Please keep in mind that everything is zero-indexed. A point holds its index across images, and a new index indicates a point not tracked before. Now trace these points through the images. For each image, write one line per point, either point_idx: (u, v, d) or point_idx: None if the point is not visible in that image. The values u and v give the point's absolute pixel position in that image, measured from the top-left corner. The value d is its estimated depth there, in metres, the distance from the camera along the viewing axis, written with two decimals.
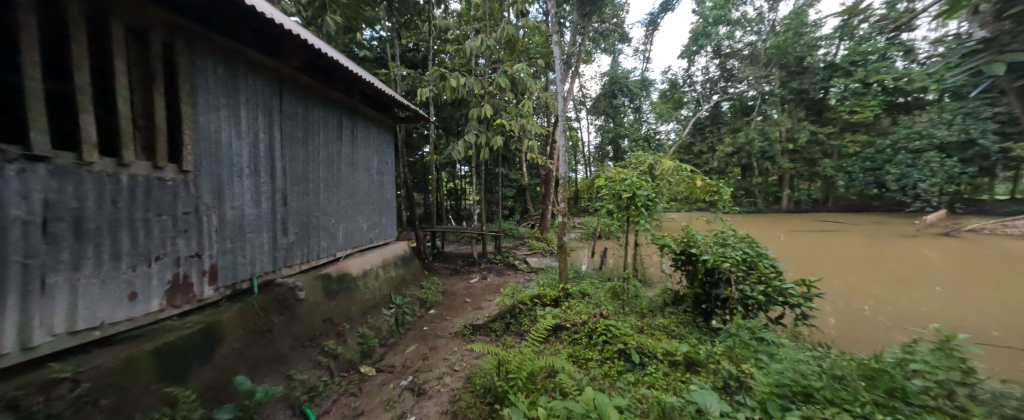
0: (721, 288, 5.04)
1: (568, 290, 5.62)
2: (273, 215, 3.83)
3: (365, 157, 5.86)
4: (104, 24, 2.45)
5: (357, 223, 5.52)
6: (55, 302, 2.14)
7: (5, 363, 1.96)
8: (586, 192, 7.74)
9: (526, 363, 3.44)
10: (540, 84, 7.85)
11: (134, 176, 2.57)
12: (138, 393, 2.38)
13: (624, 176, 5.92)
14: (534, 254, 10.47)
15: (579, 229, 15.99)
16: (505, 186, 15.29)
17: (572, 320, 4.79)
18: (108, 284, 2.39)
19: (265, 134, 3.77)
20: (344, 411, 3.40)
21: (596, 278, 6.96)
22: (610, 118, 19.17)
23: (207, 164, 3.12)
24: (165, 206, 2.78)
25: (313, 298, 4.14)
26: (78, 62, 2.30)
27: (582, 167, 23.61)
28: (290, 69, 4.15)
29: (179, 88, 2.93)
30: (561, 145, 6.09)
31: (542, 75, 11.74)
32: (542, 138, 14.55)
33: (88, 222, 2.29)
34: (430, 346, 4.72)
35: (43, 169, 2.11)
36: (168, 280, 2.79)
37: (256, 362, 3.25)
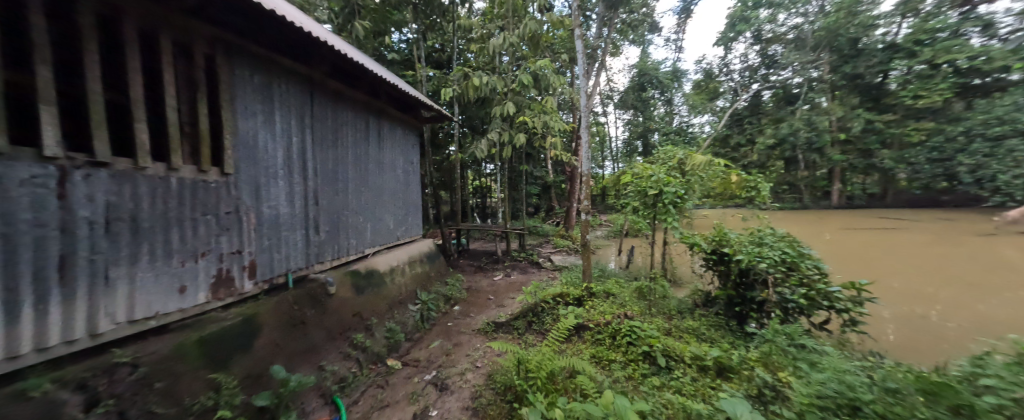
0: (756, 290, 4.78)
1: (592, 289, 5.56)
2: (306, 214, 4.05)
3: (392, 157, 6.04)
4: (154, 40, 2.68)
5: (384, 221, 5.71)
6: (117, 293, 2.38)
7: (77, 348, 2.20)
8: (612, 189, 7.57)
9: (547, 362, 3.44)
10: (564, 80, 7.70)
11: (182, 179, 2.81)
12: (189, 378, 2.63)
13: (651, 172, 5.75)
14: (559, 251, 10.38)
15: (605, 226, 15.67)
16: (530, 183, 15.26)
17: (595, 320, 4.73)
18: (161, 277, 2.64)
19: (299, 138, 3.97)
20: (371, 402, 3.58)
21: (622, 277, 6.82)
22: (639, 112, 18.52)
23: (245, 167, 3.34)
24: (209, 207, 3.01)
25: (343, 293, 4.35)
26: (132, 75, 2.52)
27: (610, 162, 23.08)
28: (321, 74, 4.32)
29: (220, 96, 3.15)
30: (586, 141, 5.93)
31: (568, 70, 11.54)
32: (568, 134, 14.35)
33: (143, 222, 2.53)
34: (453, 342, 4.84)
35: (105, 173, 2.34)
36: (213, 274, 3.03)
37: (292, 352, 3.46)
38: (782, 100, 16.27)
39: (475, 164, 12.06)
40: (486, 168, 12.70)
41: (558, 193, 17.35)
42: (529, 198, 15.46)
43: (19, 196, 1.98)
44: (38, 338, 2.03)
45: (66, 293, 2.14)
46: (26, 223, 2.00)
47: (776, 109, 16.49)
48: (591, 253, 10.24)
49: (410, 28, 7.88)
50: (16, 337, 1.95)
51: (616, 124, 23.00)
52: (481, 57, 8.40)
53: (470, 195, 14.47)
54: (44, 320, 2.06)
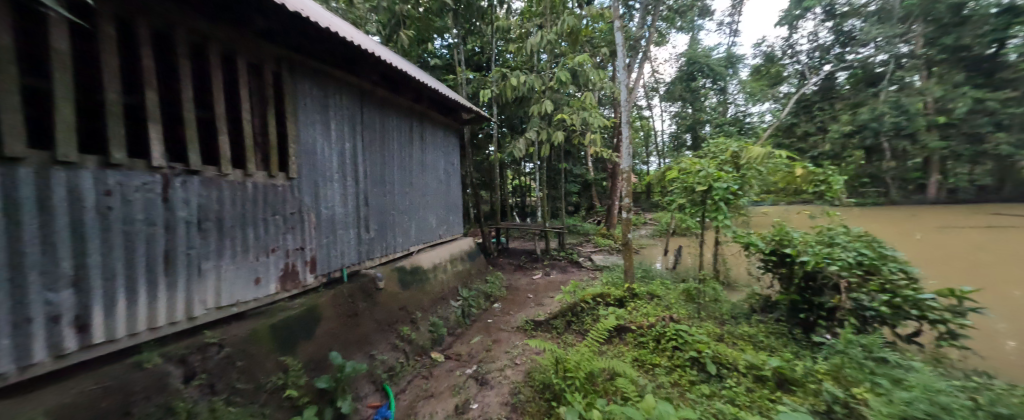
0: (826, 295, 4.32)
1: (634, 290, 5.41)
2: (358, 214, 4.37)
3: (434, 159, 6.30)
4: (232, 62, 3.06)
5: (427, 220, 5.97)
6: (207, 283, 2.77)
7: (177, 329, 2.60)
8: (656, 186, 7.23)
9: (586, 362, 3.44)
10: (604, 75, 7.49)
11: (256, 183, 3.18)
12: (263, 359, 2.99)
13: (699, 168, 5.42)
14: (600, 251, 10.16)
15: (650, 225, 15.01)
16: (570, 181, 15.06)
17: (637, 322, 4.59)
18: (241, 270, 3.03)
19: (351, 144, 4.30)
20: (417, 392, 3.82)
21: (667, 279, 6.52)
22: (688, 103, 17.37)
23: (306, 172, 3.68)
24: (278, 208, 3.37)
25: (391, 287, 4.64)
26: (217, 94, 2.90)
27: (656, 158, 22.01)
28: (370, 84, 4.62)
29: (285, 108, 3.50)
30: (627, 136, 5.70)
31: (609, 63, 11.17)
32: (609, 130, 13.96)
33: (225, 221, 2.91)
34: (493, 339, 4.97)
35: (197, 180, 2.73)
36: (281, 267, 3.40)
37: (347, 341, 3.77)
38: (862, 81, 14.38)
39: (514, 163, 12.20)
40: (526, 167, 12.76)
41: (599, 191, 16.94)
42: (568, 196, 15.27)
43: (135, 199, 2.36)
44: (149, 319, 2.42)
45: (170, 282, 2.53)
46: (141, 222, 2.38)
47: (854, 92, 14.56)
48: (634, 253, 9.88)
49: (451, 33, 8.13)
50: (134, 318, 2.34)
51: (661, 117, 21.87)
52: (520, 57, 8.45)
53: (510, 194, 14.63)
54: (154, 304, 2.45)
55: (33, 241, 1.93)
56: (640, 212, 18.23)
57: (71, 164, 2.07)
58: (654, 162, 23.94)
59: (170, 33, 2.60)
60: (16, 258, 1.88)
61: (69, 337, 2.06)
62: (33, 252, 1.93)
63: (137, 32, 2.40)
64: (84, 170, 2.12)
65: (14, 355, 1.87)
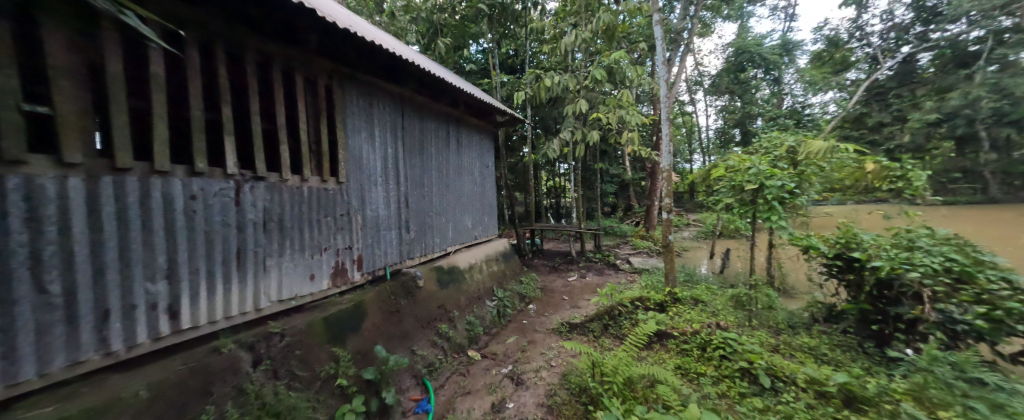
0: (905, 306, 3.86)
1: (677, 295, 5.24)
2: (399, 215, 4.60)
3: (469, 161, 6.45)
4: (291, 77, 3.35)
5: (463, 222, 6.13)
6: (271, 278, 3.07)
7: (247, 319, 2.91)
8: (700, 185, 6.86)
9: (625, 367, 3.38)
10: (642, 71, 7.23)
11: (312, 187, 3.47)
12: (318, 349, 3.24)
13: (749, 165, 5.05)
14: (638, 253, 9.84)
15: (693, 227, 14.21)
16: (606, 182, 14.70)
17: (679, 328, 4.41)
18: (299, 267, 3.32)
19: (392, 149, 4.53)
20: (455, 388, 3.95)
21: (712, 283, 6.17)
22: (737, 96, 16.18)
23: (354, 176, 3.95)
24: (330, 210, 3.65)
25: (430, 286, 4.84)
26: (277, 107, 3.21)
27: (701, 155, 20.85)
28: (410, 91, 4.84)
29: (335, 117, 3.76)
30: (667, 134, 5.47)
31: (648, 58, 10.73)
32: (649, 127, 13.45)
33: (285, 222, 3.21)
34: (528, 340, 5.01)
35: (263, 185, 3.04)
36: (332, 265, 3.67)
37: (391, 336, 3.98)
38: (951, 62, 11.35)
39: (549, 164, 12.17)
40: (560, 168, 12.65)
41: (637, 191, 16.37)
42: (604, 197, 14.92)
43: (214, 203, 2.68)
44: (224, 309, 2.74)
45: (240, 276, 2.85)
46: (218, 223, 2.70)
47: (940, 75, 11.48)
48: (676, 255, 9.43)
49: (486, 37, 8.35)
50: (212, 308, 2.65)
51: (707, 112, 20.65)
52: (553, 57, 8.39)
53: (545, 196, 14.61)
54: (228, 296, 2.76)
55: (138, 239, 2.25)
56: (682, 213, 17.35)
57: (165, 173, 2.39)
58: (698, 159, 22.65)
59: (241, 54, 2.92)
60: (125, 253, 2.19)
61: (162, 322, 2.38)
62: (138, 248, 2.25)
63: (215, 55, 2.73)
64: (174, 178, 2.44)
65: (124, 336, 2.19)
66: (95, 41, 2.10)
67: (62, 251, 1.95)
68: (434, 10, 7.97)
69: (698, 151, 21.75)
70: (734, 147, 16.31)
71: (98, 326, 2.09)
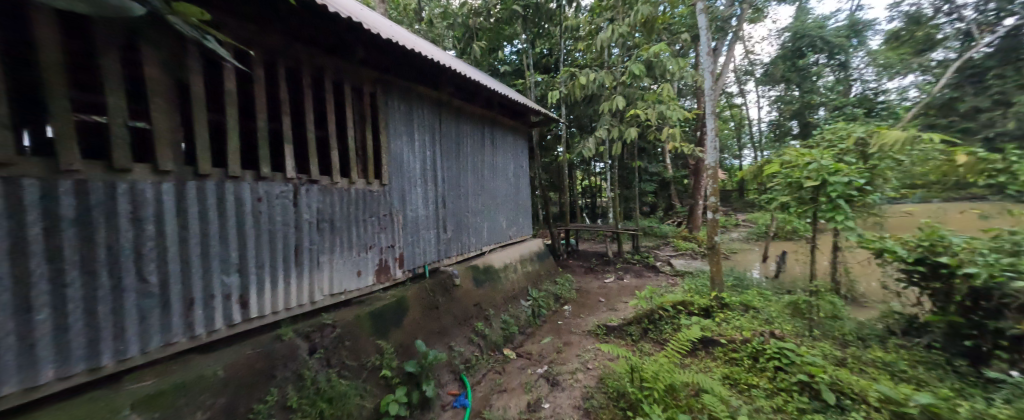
0: (1007, 319, 3.32)
1: (725, 300, 4.94)
2: (437, 216, 4.77)
3: (504, 162, 6.53)
4: (340, 87, 3.59)
5: (498, 222, 6.22)
6: (323, 273, 3.33)
7: (303, 311, 3.18)
8: (750, 183, 6.39)
9: (666, 373, 3.25)
10: (684, 63, 6.87)
11: (359, 189, 3.71)
12: (365, 341, 3.45)
13: (808, 159, 4.62)
14: (680, 255, 9.38)
15: (743, 227, 13.26)
16: (645, 181, 14.17)
17: (728, 335, 4.16)
18: (347, 264, 3.56)
19: (430, 151, 4.71)
20: (491, 385, 4.04)
21: (763, 288, 5.73)
22: (794, 85, 14.73)
23: (396, 178, 4.16)
24: (374, 210, 3.88)
25: (467, 284, 4.97)
26: (328, 116, 3.46)
27: (752, 151, 19.38)
28: (447, 95, 4.99)
29: (379, 123, 3.98)
30: (712, 129, 5.16)
31: (691, 49, 10.16)
32: (692, 123, 12.76)
33: (336, 222, 3.47)
34: (563, 341, 4.97)
35: (316, 188, 3.30)
36: (377, 263, 3.89)
37: (431, 331, 4.15)
38: None
39: (584, 163, 11.98)
40: (596, 167, 12.40)
41: (680, 190, 15.58)
42: (643, 196, 14.39)
43: (276, 204, 2.96)
44: (283, 301, 3.01)
45: (297, 271, 3.11)
46: (280, 222, 2.98)
47: None
48: (722, 258, 8.85)
49: (520, 38, 8.42)
50: (273, 300, 2.93)
51: (759, 103, 19.11)
52: (589, 54, 8.21)
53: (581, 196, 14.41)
54: (286, 289, 3.03)
55: (215, 236, 2.54)
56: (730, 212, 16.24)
57: (236, 178, 2.69)
58: (749, 155, 21.05)
59: (297, 68, 3.18)
60: (205, 248, 2.49)
61: (234, 311, 2.67)
62: (215, 244, 2.54)
63: (276, 71, 3.01)
64: (244, 182, 2.73)
65: (204, 322, 2.49)
66: (184, 63, 2.41)
67: (158, 247, 2.25)
68: (470, 15, 8.20)
69: (749, 145, 20.21)
70: (791, 141, 14.89)
71: (185, 312, 2.39)
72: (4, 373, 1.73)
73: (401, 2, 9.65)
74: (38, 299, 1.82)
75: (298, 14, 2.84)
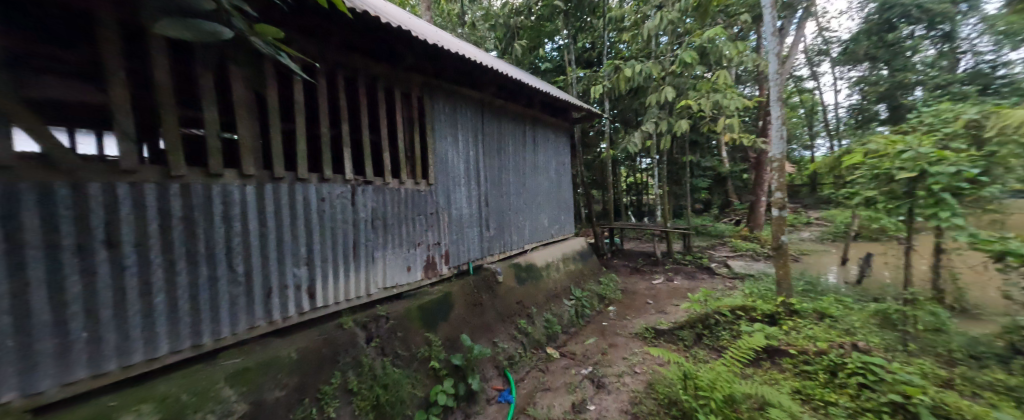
0: None
1: (794, 307, 4.47)
2: (480, 214, 4.89)
3: (546, 160, 6.51)
4: (391, 93, 3.81)
5: (540, 220, 6.22)
6: (377, 267, 3.57)
7: (359, 302, 3.44)
8: (824, 175, 5.69)
9: (724, 383, 3.00)
10: (743, 47, 6.31)
11: (408, 189, 3.92)
12: (415, 333, 3.64)
13: (900, 147, 3.99)
14: (739, 256, 8.65)
15: (816, 227, 11.89)
16: (698, 176, 13.30)
17: (799, 346, 3.77)
18: (398, 259, 3.79)
19: (474, 151, 4.84)
20: (535, 383, 4.06)
21: (839, 294, 5.09)
22: (882, 62, 12.81)
23: (441, 178, 4.33)
24: (423, 209, 4.09)
25: (509, 282, 5.04)
26: (381, 121, 3.69)
27: (828, 140, 17.27)
28: (488, 95, 5.08)
29: (426, 125, 4.17)
30: (778, 116, 4.72)
31: (752, 31, 9.28)
32: (753, 112, 11.70)
33: (388, 220, 3.70)
34: (608, 343, 4.84)
35: (371, 189, 3.55)
36: (424, 259, 4.09)
37: (476, 326, 4.27)
38: None
39: (629, 159, 11.54)
40: (642, 163, 11.86)
41: (737, 185, 14.39)
42: (696, 193, 13.50)
43: (337, 204, 3.23)
44: (344, 293, 3.29)
45: (355, 265, 3.38)
46: (340, 220, 3.26)
47: None
48: (789, 260, 8.01)
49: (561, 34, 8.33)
50: (334, 291, 3.20)
51: (835, 86, 16.90)
52: (634, 45, 7.85)
53: (626, 193, 13.91)
54: (345, 282, 3.30)
55: (287, 233, 2.85)
56: (800, 210, 14.60)
57: (304, 180, 2.99)
58: (822, 145, 18.74)
59: (353, 78, 3.43)
60: (280, 243, 2.81)
61: (303, 301, 2.97)
62: (288, 240, 2.86)
63: (336, 81, 3.27)
64: (310, 184, 3.02)
65: (279, 310, 2.81)
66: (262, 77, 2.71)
67: (244, 241, 2.59)
68: (511, 14, 8.39)
69: (823, 134, 17.97)
70: (877, 128, 12.99)
71: (265, 300, 2.72)
72: (133, 346, 2.09)
73: (446, 8, 10.06)
74: (156, 284, 2.17)
75: (353, 28, 3.06)
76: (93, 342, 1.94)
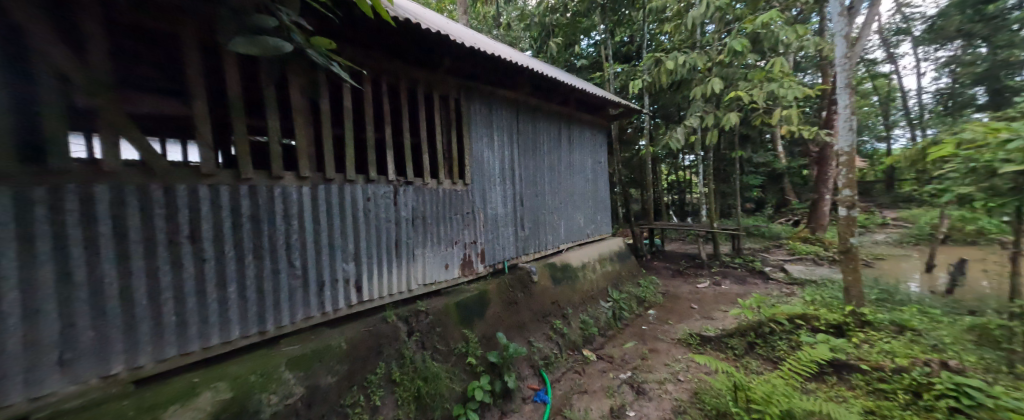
0: None
1: (866, 318, 3.99)
2: (515, 213, 4.92)
3: (582, 159, 6.39)
4: (429, 96, 3.94)
5: (576, 220, 6.13)
6: (417, 264, 3.72)
7: (401, 298, 3.60)
8: (903, 170, 5.01)
9: (782, 397, 2.75)
10: (804, 30, 5.73)
11: (446, 189, 4.04)
12: (453, 329, 3.74)
13: (1004, 136, 3.40)
14: (798, 259, 7.90)
15: (894, 229, 10.54)
16: (749, 173, 12.34)
17: (872, 361, 3.37)
18: (437, 257, 3.92)
19: (509, 151, 4.88)
20: (571, 384, 4.01)
21: (921, 306, 4.47)
22: (981, 38, 11.03)
23: (477, 178, 4.41)
24: (460, 208, 4.19)
25: (544, 282, 5.02)
26: (420, 124, 3.82)
27: (909, 130, 15.22)
28: (523, 95, 5.09)
29: (463, 127, 4.27)
30: (847, 105, 4.26)
31: (814, 12, 8.41)
32: (816, 102, 10.62)
33: (427, 218, 3.85)
34: (649, 347, 4.65)
35: (411, 189, 3.70)
36: (461, 257, 4.19)
37: (511, 325, 4.31)
38: None
39: (671, 156, 11.00)
40: (685, 160, 11.24)
41: (796, 182, 13.16)
42: (747, 191, 12.54)
43: (381, 203, 3.41)
44: (387, 289, 3.46)
45: (398, 262, 3.54)
46: (384, 219, 3.43)
47: None
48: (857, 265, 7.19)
49: (598, 29, 8.12)
50: (378, 286, 3.38)
51: (919, 69, 14.84)
52: (677, 35, 7.46)
53: (667, 192, 13.29)
54: (389, 278, 3.47)
55: (337, 231, 3.06)
56: (873, 210, 13.03)
57: (352, 181, 3.18)
58: (901, 136, 16.58)
59: (396, 84, 3.60)
60: (331, 240, 3.02)
61: (351, 294, 3.17)
62: (337, 237, 3.06)
63: (380, 87, 3.45)
64: (356, 185, 3.21)
65: (330, 302, 3.03)
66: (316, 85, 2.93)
67: (301, 238, 2.82)
68: (547, 12, 8.34)
69: (902, 124, 15.87)
70: (974, 115, 11.23)
71: (318, 292, 2.94)
72: (211, 330, 2.36)
73: (481, 10, 10.25)
74: (229, 275, 2.44)
75: (395, 36, 3.20)
76: (180, 326, 2.22)
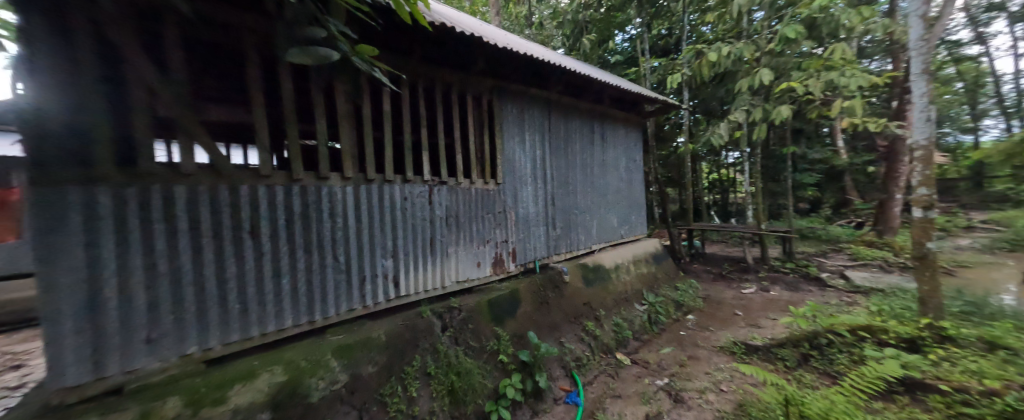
0: None
1: (946, 332, 3.52)
2: (546, 213, 4.90)
3: (615, 157, 6.22)
4: (462, 97, 4.01)
5: (609, 220, 5.99)
6: (450, 262, 3.82)
7: (434, 294, 3.71)
8: (995, 166, 4.36)
9: (844, 416, 2.48)
10: (869, 11, 5.16)
11: (478, 188, 4.10)
12: (484, 326, 3.79)
13: None
14: (859, 265, 7.15)
15: (983, 233, 9.20)
16: (803, 170, 11.36)
17: (954, 382, 2.96)
18: (469, 254, 3.99)
19: (540, 150, 4.86)
20: (605, 388, 3.92)
21: (1015, 321, 3.87)
22: None
23: (509, 177, 4.44)
24: (492, 207, 4.24)
25: (576, 282, 4.95)
26: (454, 124, 3.91)
27: (1003, 120, 13.23)
28: (556, 93, 5.04)
29: (495, 127, 4.31)
30: (924, 92, 3.80)
31: None
32: (884, 90, 9.55)
33: (461, 217, 3.93)
34: (688, 354, 4.43)
35: (445, 189, 3.81)
36: (493, 255, 4.24)
37: (542, 325, 4.29)
38: None
39: (713, 154, 10.39)
40: (729, 157, 10.59)
41: (860, 180, 11.91)
42: (800, 190, 11.56)
43: (417, 202, 3.54)
44: (422, 285, 3.59)
45: (432, 259, 3.66)
46: (420, 217, 3.56)
47: None
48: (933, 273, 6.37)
49: (634, 23, 7.86)
50: (414, 282, 3.51)
51: (1016, 49, 12.87)
52: (721, 25, 7.05)
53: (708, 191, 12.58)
54: (424, 274, 3.59)
55: (377, 228, 3.22)
56: (956, 212, 11.48)
57: (390, 181, 3.33)
58: (993, 126, 14.45)
59: (430, 86, 3.71)
60: (371, 237, 3.18)
61: (389, 289, 3.32)
62: (377, 234, 3.22)
63: (415, 90, 3.56)
64: (394, 184, 3.35)
65: (370, 296, 3.19)
66: (359, 90, 3.09)
67: (344, 234, 2.99)
68: (580, 9, 8.21)
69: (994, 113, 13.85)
70: None
71: (360, 286, 3.11)
72: (268, 318, 2.57)
73: (513, 11, 10.30)
74: (283, 268, 2.64)
75: (430, 40, 3.30)
76: (242, 313, 2.44)
